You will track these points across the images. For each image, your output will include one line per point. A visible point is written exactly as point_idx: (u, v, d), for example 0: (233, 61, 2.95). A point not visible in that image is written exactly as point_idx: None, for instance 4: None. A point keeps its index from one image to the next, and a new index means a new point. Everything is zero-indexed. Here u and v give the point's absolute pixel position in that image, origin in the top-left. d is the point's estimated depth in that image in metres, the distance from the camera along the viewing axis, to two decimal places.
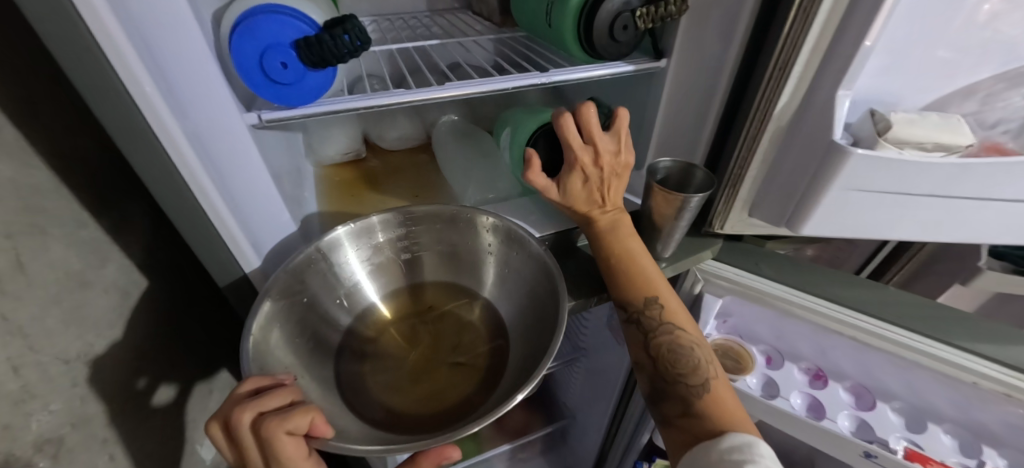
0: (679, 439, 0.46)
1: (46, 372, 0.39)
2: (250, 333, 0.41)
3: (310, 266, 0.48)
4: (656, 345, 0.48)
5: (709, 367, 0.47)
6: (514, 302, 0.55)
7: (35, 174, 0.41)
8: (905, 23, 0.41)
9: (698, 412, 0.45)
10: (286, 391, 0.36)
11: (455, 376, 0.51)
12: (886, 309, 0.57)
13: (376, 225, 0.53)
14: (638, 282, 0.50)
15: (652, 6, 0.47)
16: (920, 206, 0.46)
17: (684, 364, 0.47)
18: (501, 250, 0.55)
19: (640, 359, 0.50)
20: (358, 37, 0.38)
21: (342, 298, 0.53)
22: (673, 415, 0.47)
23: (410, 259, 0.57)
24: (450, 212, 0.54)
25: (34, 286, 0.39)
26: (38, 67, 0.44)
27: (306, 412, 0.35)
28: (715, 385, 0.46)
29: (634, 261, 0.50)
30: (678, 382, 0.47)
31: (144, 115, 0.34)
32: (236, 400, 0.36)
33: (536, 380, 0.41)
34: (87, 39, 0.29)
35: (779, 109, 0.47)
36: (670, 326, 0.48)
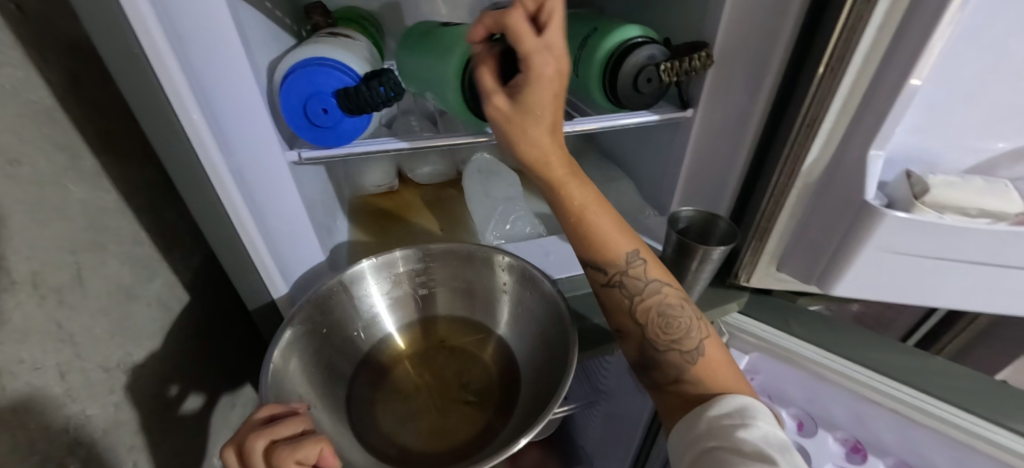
0: (675, 403, 0.45)
1: (88, 377, 0.42)
2: (272, 358, 0.43)
3: (331, 297, 0.50)
4: (643, 310, 0.47)
5: (698, 325, 0.46)
6: (527, 344, 0.55)
7: (103, 196, 0.47)
8: (946, 82, 0.40)
9: (695, 373, 0.44)
10: (300, 421, 0.37)
11: (464, 415, 0.51)
12: (926, 379, 0.53)
13: (398, 260, 0.55)
14: (612, 245, 0.46)
15: (677, 61, 0.48)
16: (965, 275, 0.43)
17: (677, 329, 0.46)
18: (516, 289, 0.56)
19: (628, 329, 0.48)
20: (392, 88, 0.42)
21: (360, 330, 0.55)
22: (665, 382, 0.46)
23: (425, 295, 0.58)
24: (466, 251, 0.55)
25: (89, 297, 0.43)
26: (116, 103, 0.51)
27: (317, 442, 0.35)
28: (709, 352, 0.45)
29: (595, 218, 0.46)
30: (673, 351, 0.45)
31: (196, 153, 0.37)
32: (252, 425, 0.37)
33: (542, 424, 0.39)
34: (156, 90, 0.34)
35: (807, 164, 0.46)
36: (657, 285, 0.47)
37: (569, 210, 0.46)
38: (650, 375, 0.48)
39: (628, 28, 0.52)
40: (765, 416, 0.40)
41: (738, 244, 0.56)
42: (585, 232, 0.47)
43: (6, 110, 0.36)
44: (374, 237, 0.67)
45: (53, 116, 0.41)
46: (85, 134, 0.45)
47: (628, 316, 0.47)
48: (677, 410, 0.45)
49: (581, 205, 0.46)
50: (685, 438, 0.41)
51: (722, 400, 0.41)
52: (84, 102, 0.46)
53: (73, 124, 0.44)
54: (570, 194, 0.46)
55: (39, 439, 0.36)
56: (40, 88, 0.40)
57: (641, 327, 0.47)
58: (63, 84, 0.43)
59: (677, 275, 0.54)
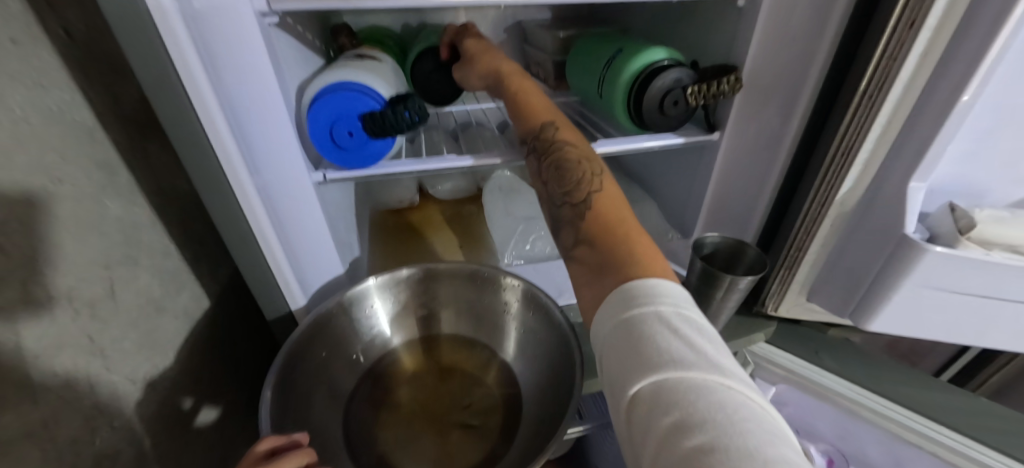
0: (579, 269, 0.35)
1: (116, 390, 0.43)
2: (268, 383, 0.42)
3: (331, 319, 0.50)
4: (546, 165, 0.42)
5: (595, 178, 0.38)
6: (533, 368, 0.54)
7: (137, 212, 0.48)
8: (992, 112, 0.38)
9: (589, 228, 0.35)
10: (304, 453, 0.35)
11: (466, 440, 0.50)
12: (971, 423, 0.50)
13: (402, 278, 0.56)
14: (536, 112, 0.46)
15: (704, 85, 0.47)
16: (1014, 315, 0.40)
17: (570, 180, 0.39)
18: (520, 311, 0.56)
19: (541, 194, 0.43)
20: (417, 113, 0.42)
21: (358, 352, 0.55)
22: (571, 244, 0.37)
23: (427, 315, 0.59)
24: (470, 270, 0.56)
25: (120, 311, 0.44)
26: (153, 121, 0.53)
27: None
28: (607, 208, 0.36)
29: (530, 92, 0.48)
30: (567, 204, 0.38)
31: (226, 175, 0.39)
32: (253, 459, 0.35)
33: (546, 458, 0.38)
34: (190, 113, 0.35)
35: (842, 193, 0.44)
36: (563, 143, 0.42)
37: (511, 94, 0.48)
38: (564, 251, 0.38)
39: (654, 50, 0.51)
40: (686, 302, 0.27)
41: (765, 272, 0.54)
42: (517, 106, 0.47)
43: (52, 131, 0.38)
44: (394, 252, 0.67)
45: (95, 136, 0.43)
46: (124, 153, 0.47)
47: (540, 178, 0.43)
48: (586, 286, 0.33)
49: (520, 85, 0.48)
50: (600, 331, 0.28)
51: (628, 284, 0.29)
52: (124, 122, 0.48)
53: (113, 143, 0.46)
54: (522, 82, 0.49)
55: (68, 451, 0.37)
56: (83, 109, 0.42)
57: (547, 186, 0.41)
58: (106, 106, 0.45)
59: (701, 303, 0.53)
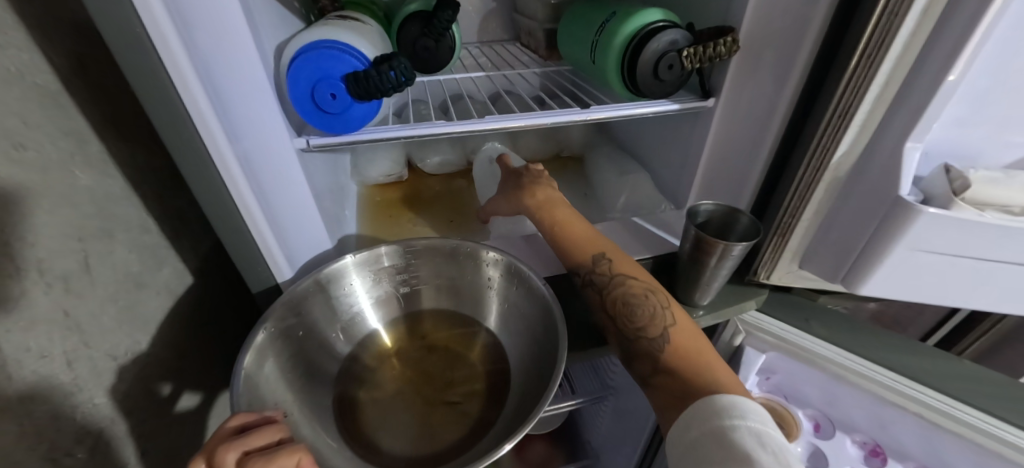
0: (660, 397, 0.42)
1: (96, 366, 0.41)
2: (243, 362, 0.41)
3: (306, 298, 0.48)
4: (610, 300, 0.47)
5: (665, 313, 0.45)
6: (518, 339, 0.53)
7: (111, 183, 0.46)
8: (992, 71, 0.37)
9: (667, 359, 0.43)
10: (279, 428, 0.35)
11: (450, 415, 0.49)
12: (952, 383, 0.51)
13: (382, 255, 0.54)
14: (582, 245, 0.51)
15: (700, 47, 0.45)
16: (1001, 276, 0.41)
17: (640, 317, 0.46)
18: (502, 285, 0.55)
19: (607, 326, 0.48)
20: (403, 73, 0.40)
21: (339, 331, 0.53)
22: (649, 374, 0.44)
23: (408, 293, 0.57)
24: (451, 246, 0.55)
25: (96, 286, 0.42)
26: (123, 89, 0.50)
27: (293, 453, 0.33)
28: (676, 344, 0.43)
29: (571, 225, 0.54)
30: (642, 339, 0.45)
31: (202, 140, 0.36)
32: (222, 436, 0.34)
33: (525, 430, 0.38)
34: (161, 74, 0.32)
35: (837, 158, 0.44)
36: (622, 278, 0.48)
37: (543, 220, 0.55)
38: (634, 376, 0.45)
39: (648, 12, 0.50)
40: (759, 412, 0.36)
41: (759, 240, 0.54)
42: (552, 239, 0.53)
43: (11, 93, 0.35)
44: (383, 226, 0.66)
45: (59, 100, 0.41)
46: (93, 121, 0.45)
47: (602, 310, 0.48)
48: (659, 405, 0.42)
49: (557, 216, 0.54)
50: (676, 441, 0.38)
51: (700, 404, 0.37)
52: (91, 88, 0.45)
53: (80, 110, 0.43)
54: (572, 226, 0.54)
55: (47, 429, 0.36)
56: (45, 71, 0.39)
57: (616, 322, 0.47)
58: (70, 69, 0.42)
59: (693, 272, 0.53)
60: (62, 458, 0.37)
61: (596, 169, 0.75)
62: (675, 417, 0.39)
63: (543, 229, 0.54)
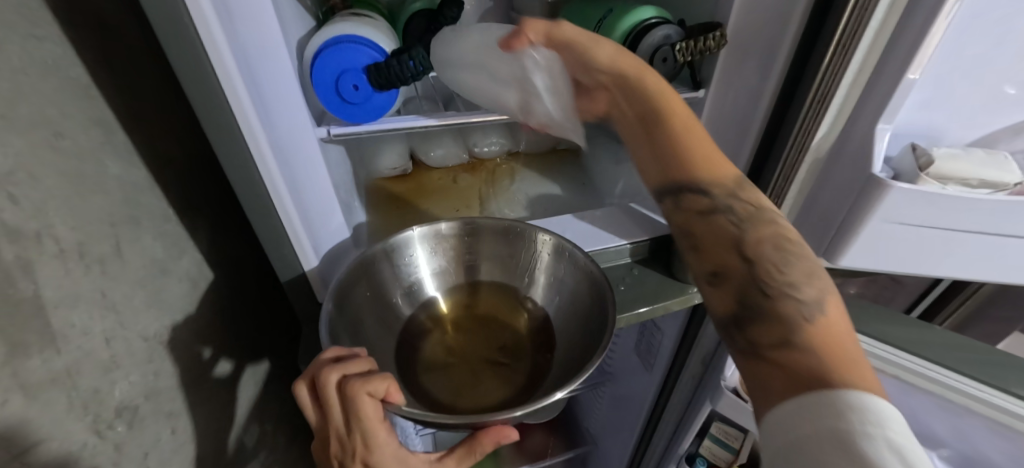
0: (782, 380, 0.33)
1: (130, 346, 0.43)
2: (326, 305, 0.44)
3: (374, 263, 0.52)
4: (753, 242, 0.41)
5: (828, 285, 0.37)
6: (563, 310, 0.56)
7: (136, 172, 0.48)
8: (949, 60, 0.42)
9: (813, 335, 0.34)
10: (369, 360, 0.37)
11: (495, 377, 0.52)
12: (922, 348, 0.56)
13: (443, 232, 0.56)
14: (715, 167, 0.46)
15: (691, 41, 0.49)
16: (964, 244, 0.45)
17: (791, 271, 0.39)
18: (551, 265, 0.57)
19: (729, 266, 0.41)
20: (421, 63, 0.44)
21: (401, 295, 0.55)
22: (770, 344, 0.36)
23: (468, 265, 0.59)
24: (506, 227, 0.56)
25: (126, 269, 0.44)
26: (143, 85, 0.52)
27: (384, 378, 0.34)
28: (829, 319, 0.35)
29: (698, 142, 0.48)
30: (787, 299, 0.37)
31: (240, 123, 0.38)
32: (321, 363, 0.36)
33: (582, 378, 0.41)
34: (205, 66, 0.35)
35: (817, 140, 0.48)
36: (775, 222, 0.42)
37: (662, 118, 0.48)
38: (744, 339, 0.38)
39: (642, 9, 0.54)
40: (915, 441, 0.27)
41: None
42: (676, 150, 0.48)
43: (49, 84, 0.37)
44: (394, 217, 0.68)
45: (90, 92, 0.43)
46: (118, 112, 0.47)
47: (732, 250, 0.42)
48: (767, 381, 0.34)
49: (683, 123, 0.48)
50: (791, 430, 0.29)
51: (834, 393, 0.29)
52: (117, 82, 0.47)
53: (108, 103, 0.45)
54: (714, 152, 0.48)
55: (91, 400, 0.37)
56: (77, 65, 0.41)
57: (751, 267, 0.40)
58: (97, 64, 0.44)
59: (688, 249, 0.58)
60: (105, 430, 0.39)
61: (594, 161, 0.80)
62: (799, 393, 0.31)
63: (660, 129, 0.49)
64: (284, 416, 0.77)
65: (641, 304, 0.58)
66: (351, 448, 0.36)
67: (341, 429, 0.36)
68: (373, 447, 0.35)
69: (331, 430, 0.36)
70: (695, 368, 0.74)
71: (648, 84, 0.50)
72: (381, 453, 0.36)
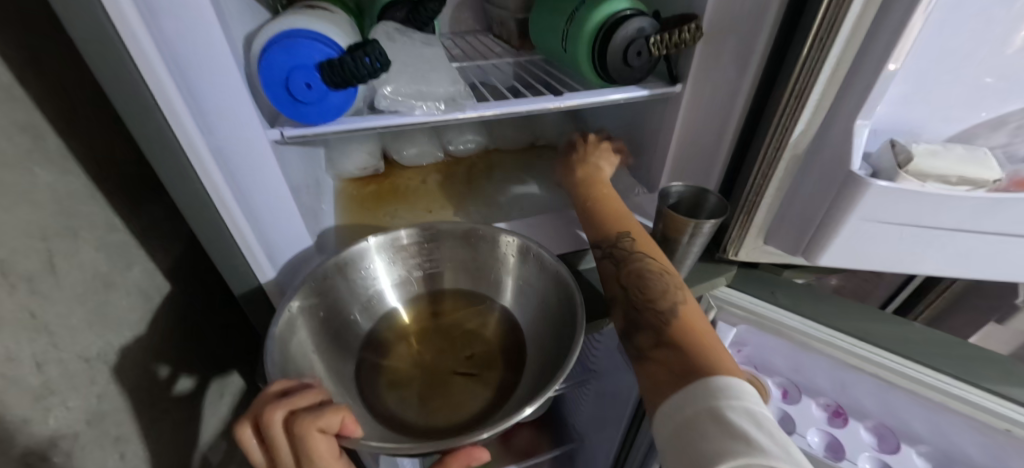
0: (653, 368, 0.41)
1: (67, 368, 0.40)
2: (276, 327, 0.42)
3: (328, 278, 0.49)
4: (631, 274, 0.48)
5: (676, 293, 0.45)
6: (533, 314, 0.54)
7: (73, 179, 0.45)
8: (928, 54, 0.40)
9: (664, 335, 0.43)
10: (318, 391, 0.34)
11: (465, 387, 0.50)
12: (908, 345, 0.54)
13: (403, 238, 0.53)
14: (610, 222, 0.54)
15: (666, 33, 0.47)
16: (944, 241, 0.44)
17: (653, 288, 0.46)
18: (520, 270, 0.55)
19: (618, 294, 0.48)
20: (378, 59, 0.40)
21: (357, 313, 0.53)
22: (648, 346, 0.43)
23: (431, 273, 0.57)
24: (470, 232, 0.54)
25: (63, 287, 0.41)
26: (81, 84, 0.48)
27: (337, 411, 0.32)
28: (693, 322, 0.43)
29: (611, 200, 0.57)
30: (650, 310, 0.45)
31: (172, 129, 0.35)
32: (265, 400, 0.34)
33: (546, 396, 0.38)
34: (128, 65, 0.32)
35: (795, 136, 0.46)
36: (642, 250, 0.50)
37: (581, 186, 0.60)
38: (632, 350, 0.45)
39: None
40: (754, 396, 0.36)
41: (726, 218, 0.56)
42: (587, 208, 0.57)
43: None
44: (363, 219, 0.65)
45: (13, 94, 0.39)
46: (49, 115, 0.43)
47: (616, 281, 0.49)
48: (649, 376, 0.41)
49: (598, 192, 0.58)
50: (665, 425, 0.37)
51: (715, 376, 0.36)
52: (47, 82, 0.43)
53: (35, 105, 0.41)
54: (611, 200, 0.57)
55: (19, 432, 0.34)
56: None
57: (628, 291, 0.47)
58: (22, 61, 0.40)
59: (667, 251, 0.55)
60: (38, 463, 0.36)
61: None
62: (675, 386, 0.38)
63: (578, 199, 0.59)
64: None
65: None
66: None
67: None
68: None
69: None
70: None
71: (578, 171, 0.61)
72: None
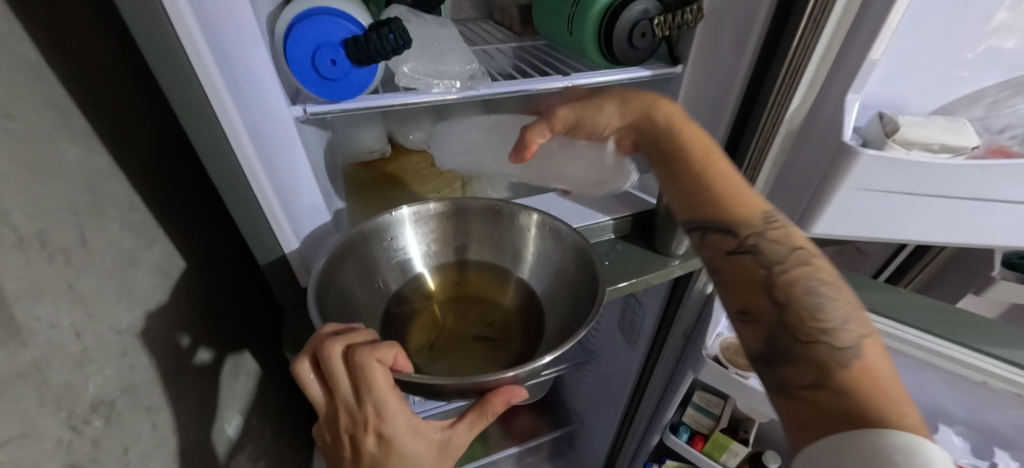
0: (807, 413, 0.36)
1: (102, 339, 0.41)
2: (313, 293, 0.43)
3: (353, 248, 0.50)
4: (785, 282, 0.41)
5: (855, 322, 0.38)
6: (550, 284, 0.56)
7: (97, 158, 0.46)
8: (913, 31, 0.43)
9: (834, 376, 0.35)
10: (370, 331, 0.37)
11: (483, 351, 0.52)
12: (893, 309, 0.58)
13: (432, 211, 0.56)
14: (747, 205, 0.45)
15: (670, 15, 0.51)
16: (926, 207, 0.48)
17: (822, 310, 0.39)
18: (539, 245, 0.57)
19: (761, 307, 0.42)
20: (402, 36, 0.42)
21: (381, 281, 0.54)
22: (799, 385, 0.37)
23: (459, 247, 0.59)
24: (496, 207, 0.56)
25: (93, 259, 0.42)
26: (98, 66, 0.49)
27: (392, 345, 0.35)
28: (871, 361, 0.36)
29: (724, 174, 0.48)
30: (819, 342, 0.38)
31: (210, 102, 0.37)
32: (321, 338, 0.37)
33: (567, 345, 0.41)
34: (171, 40, 0.33)
35: (791, 111, 0.50)
36: (799, 256, 0.42)
37: (675, 147, 0.50)
38: (776, 377, 0.39)
39: None
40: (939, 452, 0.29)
41: None
42: (703, 185, 0.48)
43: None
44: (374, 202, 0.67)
45: (41, 72, 0.40)
46: (74, 94, 0.44)
47: (766, 296, 0.42)
48: (796, 414, 0.37)
49: (709, 162, 0.48)
50: (813, 465, 0.33)
51: (888, 431, 0.31)
52: (70, 62, 0.44)
53: (61, 83, 0.42)
54: (721, 174, 0.48)
55: (63, 395, 0.36)
56: (26, 42, 0.38)
57: (784, 309, 0.40)
58: (49, 41, 0.41)
59: (669, 224, 0.58)
60: (81, 426, 0.37)
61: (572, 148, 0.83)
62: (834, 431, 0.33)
63: (681, 167, 0.49)
64: (269, 409, 0.75)
65: (623, 279, 0.58)
66: (362, 420, 0.36)
67: (349, 401, 0.36)
68: (386, 416, 0.35)
69: (337, 403, 0.36)
70: (678, 339, 0.76)
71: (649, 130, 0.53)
72: (393, 422, 0.36)
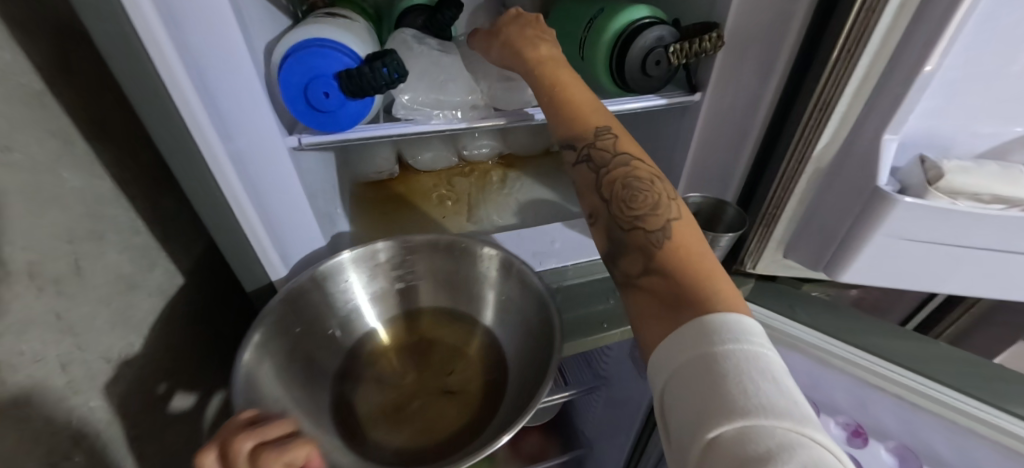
0: (642, 302, 0.36)
1: (90, 369, 0.41)
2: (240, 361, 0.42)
3: (302, 295, 0.49)
4: (608, 184, 0.40)
5: (669, 205, 0.38)
6: (515, 331, 0.55)
7: (100, 184, 0.46)
8: (963, 66, 0.39)
9: (658, 258, 0.36)
10: (286, 423, 0.35)
11: (446, 405, 0.50)
12: (934, 367, 0.52)
13: (379, 252, 0.54)
14: (584, 115, 0.43)
15: (686, 43, 0.47)
16: (973, 261, 0.43)
17: (639, 202, 0.38)
18: (500, 283, 0.56)
19: (597, 208, 0.42)
20: (396, 69, 0.40)
21: (336, 327, 0.54)
22: (634, 275, 0.38)
23: (404, 288, 0.58)
24: (448, 243, 0.55)
25: (88, 287, 0.42)
26: (107, 89, 0.49)
27: (305, 444, 0.33)
28: (680, 242, 0.36)
29: (577, 89, 0.44)
30: (637, 229, 0.38)
31: (195, 139, 0.36)
32: (233, 428, 0.35)
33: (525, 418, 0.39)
34: (155, 81, 0.33)
35: (819, 148, 0.45)
36: (627, 158, 0.41)
37: (541, 75, 0.45)
38: (620, 273, 0.40)
39: (634, 9, 0.50)
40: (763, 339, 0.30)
41: (746, 230, 0.56)
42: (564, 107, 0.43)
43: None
44: (380, 222, 0.66)
45: (44, 100, 0.40)
46: (79, 121, 0.44)
47: (596, 195, 0.42)
48: (645, 310, 0.35)
49: (562, 79, 0.45)
50: (662, 366, 0.31)
51: (703, 318, 0.30)
52: (76, 89, 0.44)
53: (64, 110, 0.42)
54: (572, 89, 0.44)
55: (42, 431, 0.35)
56: (29, 71, 0.38)
57: (609, 206, 0.40)
58: (55, 69, 0.42)
59: None
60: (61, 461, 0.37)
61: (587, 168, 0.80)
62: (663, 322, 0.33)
63: (542, 90, 0.45)
64: None
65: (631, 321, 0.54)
66: None
67: None
68: None
69: None
70: None
71: (526, 52, 0.47)
72: None
